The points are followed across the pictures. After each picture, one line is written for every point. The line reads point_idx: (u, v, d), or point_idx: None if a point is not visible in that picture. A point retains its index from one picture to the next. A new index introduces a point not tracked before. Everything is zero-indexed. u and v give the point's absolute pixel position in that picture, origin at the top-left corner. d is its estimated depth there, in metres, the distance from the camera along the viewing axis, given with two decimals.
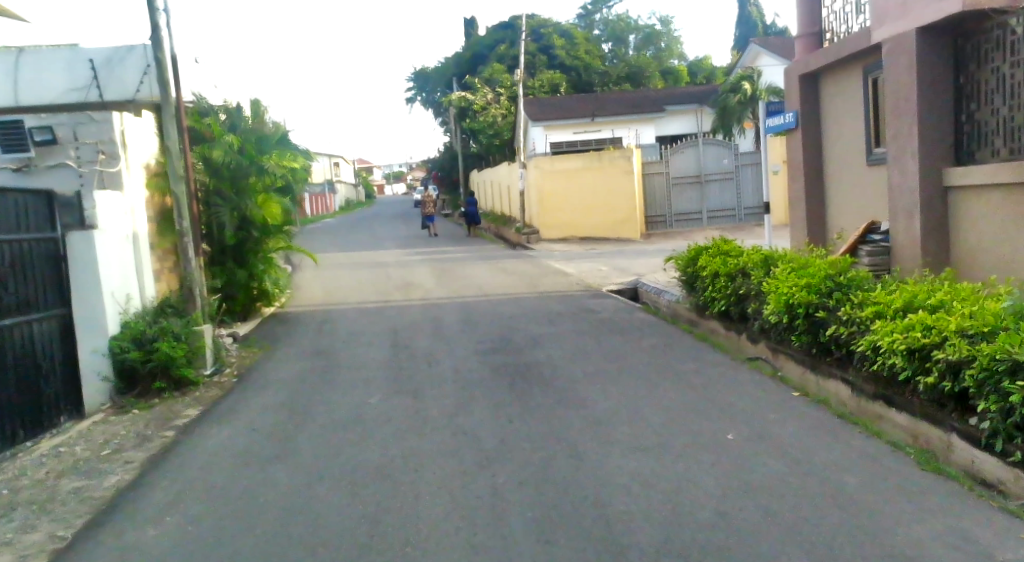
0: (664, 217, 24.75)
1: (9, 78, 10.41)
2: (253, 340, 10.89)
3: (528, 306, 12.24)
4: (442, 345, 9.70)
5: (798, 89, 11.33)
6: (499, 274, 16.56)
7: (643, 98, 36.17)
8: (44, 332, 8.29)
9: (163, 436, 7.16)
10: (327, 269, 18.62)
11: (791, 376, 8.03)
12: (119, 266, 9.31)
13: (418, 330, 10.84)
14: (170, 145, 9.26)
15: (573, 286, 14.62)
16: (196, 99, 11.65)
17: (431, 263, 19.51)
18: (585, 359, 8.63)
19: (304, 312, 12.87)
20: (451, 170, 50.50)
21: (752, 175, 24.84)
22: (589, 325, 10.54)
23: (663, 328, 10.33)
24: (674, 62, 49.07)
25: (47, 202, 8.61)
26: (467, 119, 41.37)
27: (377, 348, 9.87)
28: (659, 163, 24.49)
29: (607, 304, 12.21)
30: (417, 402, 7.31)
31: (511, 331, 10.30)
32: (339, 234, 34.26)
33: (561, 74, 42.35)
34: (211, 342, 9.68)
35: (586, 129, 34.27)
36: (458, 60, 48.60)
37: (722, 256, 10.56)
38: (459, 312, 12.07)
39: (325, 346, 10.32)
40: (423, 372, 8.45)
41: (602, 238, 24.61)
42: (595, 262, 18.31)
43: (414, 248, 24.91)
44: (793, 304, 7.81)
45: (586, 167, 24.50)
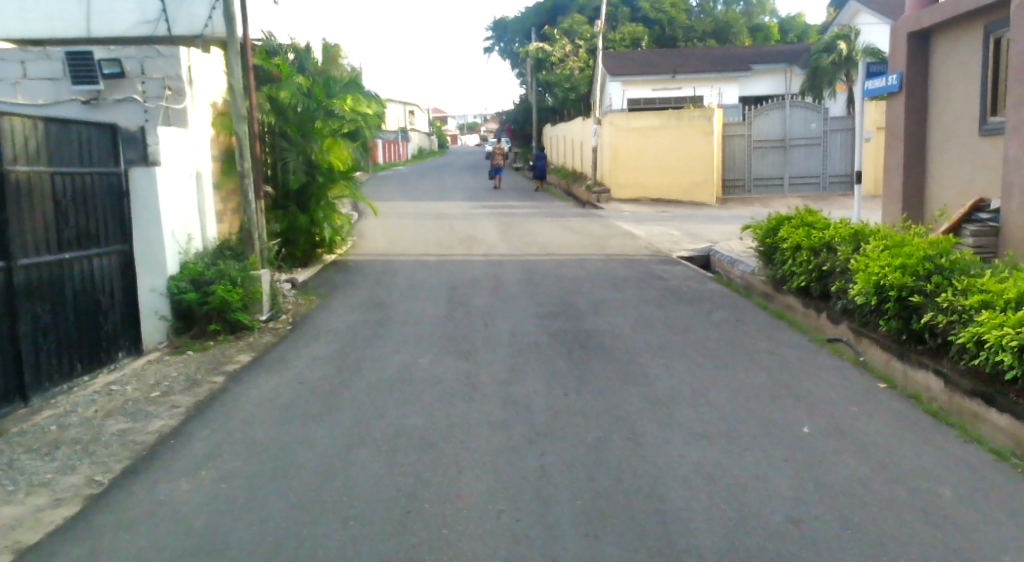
0: (742, 181, 23.73)
1: (82, 7, 10.26)
2: (311, 288, 10.75)
3: (593, 269, 11.75)
4: (501, 306, 9.34)
5: (905, 49, 10.42)
6: (566, 233, 16.08)
7: (729, 55, 34.67)
8: (105, 267, 8.21)
9: (212, 383, 6.99)
10: (392, 219, 18.45)
11: (875, 364, 7.38)
12: (180, 206, 9.20)
13: (478, 288, 10.50)
14: (235, 82, 9.02)
15: (643, 250, 14.05)
16: (265, 38, 11.38)
17: (497, 217, 19.12)
18: (651, 330, 8.14)
19: (365, 263, 12.67)
20: (525, 123, 49.76)
21: (842, 142, 23.49)
22: (657, 293, 10.01)
23: (735, 301, 9.73)
24: (765, 19, 46.87)
25: (112, 136, 8.45)
26: (544, 71, 40.52)
27: (435, 305, 9.57)
28: (742, 124, 23.40)
29: (677, 272, 11.62)
30: (469, 367, 6.97)
31: (574, 295, 9.86)
32: (409, 182, 34.14)
33: (644, 28, 40.97)
34: (267, 288, 9.45)
35: (667, 87, 33.04)
36: (539, 10, 47.55)
37: (806, 227, 9.84)
38: (522, 271, 11.68)
39: (382, 299, 10.10)
40: (480, 333, 8.12)
41: (676, 201, 23.77)
42: (667, 226, 17.61)
43: (482, 201, 24.57)
44: (884, 285, 7.14)
45: (664, 126, 23.58)
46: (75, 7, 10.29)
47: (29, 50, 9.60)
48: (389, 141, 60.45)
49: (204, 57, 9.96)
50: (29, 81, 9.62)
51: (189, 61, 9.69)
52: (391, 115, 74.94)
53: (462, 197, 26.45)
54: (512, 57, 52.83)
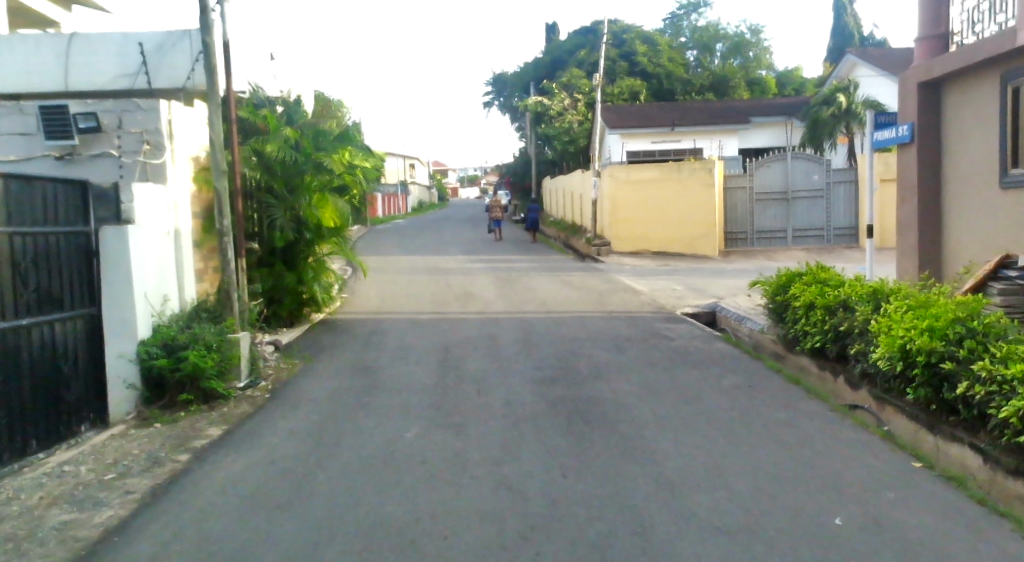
0: (745, 234, 23.33)
1: (60, 61, 9.89)
2: (294, 350, 10.18)
3: (593, 328, 11.18)
4: (495, 370, 8.77)
5: (915, 98, 10.02)
6: (564, 288, 15.57)
7: (728, 107, 34.64)
8: (66, 333, 7.63)
9: (175, 462, 6.37)
10: (386, 274, 17.96)
11: (900, 435, 6.77)
12: (155, 265, 8.66)
13: (472, 350, 9.91)
14: (215, 137, 8.57)
15: (644, 306, 13.52)
16: (251, 90, 11.01)
17: (495, 272, 18.62)
18: (657, 399, 7.54)
19: (355, 321, 12.13)
20: (524, 176, 49.72)
21: (845, 193, 23.09)
22: (661, 355, 9.43)
23: (745, 364, 9.14)
24: (763, 73, 47.16)
25: (81, 193, 7.96)
26: (542, 124, 40.52)
27: (424, 370, 8.96)
28: (743, 176, 23.09)
29: (682, 331, 11.05)
30: (458, 443, 6.38)
31: (573, 358, 9.27)
32: (406, 235, 33.78)
33: (642, 82, 41.12)
34: (247, 352, 8.86)
35: (666, 139, 32.87)
36: (537, 65, 47.90)
37: (821, 286, 9.32)
38: (518, 331, 11.10)
39: (369, 362, 9.54)
40: (472, 402, 7.52)
41: (678, 254, 23.29)
42: (669, 280, 17.08)
43: (479, 254, 24.12)
44: (910, 349, 6.55)
45: (665, 178, 23.21)
46: (53, 60, 9.93)
47: (3, 105, 9.26)
48: (389, 194, 60.47)
49: (185, 110, 9.53)
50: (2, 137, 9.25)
51: (169, 114, 9.23)
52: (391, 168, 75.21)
53: (459, 250, 26.01)
54: (511, 111, 53.05)
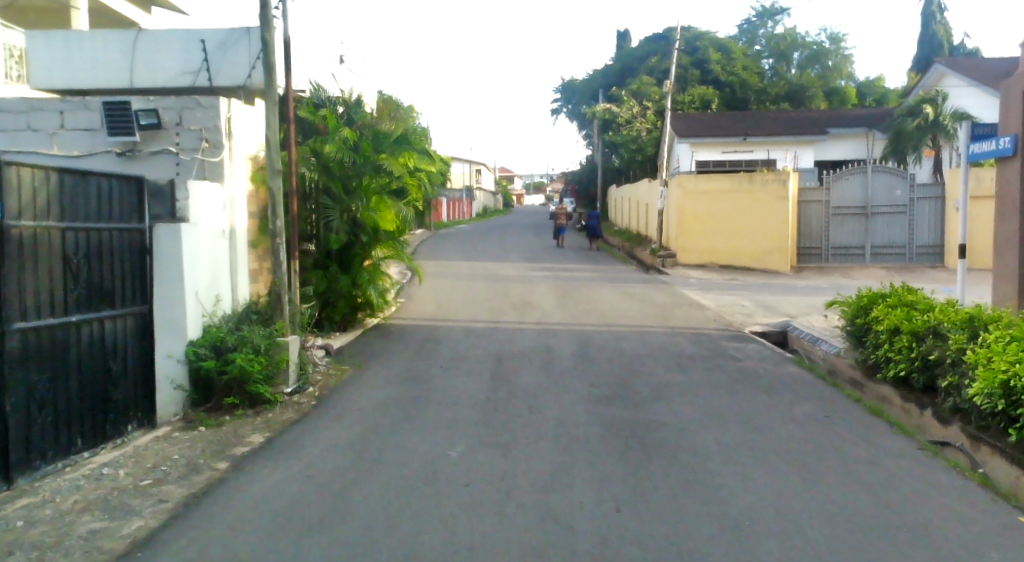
0: (820, 249, 22.36)
1: (126, 58, 9.89)
2: (345, 356, 9.95)
3: (655, 344, 10.67)
4: (550, 385, 8.37)
5: (1019, 106, 9.42)
6: (626, 300, 15.04)
7: (804, 118, 33.47)
8: (118, 331, 7.44)
9: (213, 470, 6.14)
10: (444, 279, 17.73)
11: (999, 479, 6.08)
12: (208, 265, 8.52)
13: (527, 362, 9.52)
14: (271, 135, 8.38)
15: (710, 322, 12.90)
16: (313, 89, 10.85)
17: (555, 281, 18.19)
18: (722, 425, 7.01)
19: (409, 328, 11.86)
20: (590, 184, 49.17)
21: (930, 210, 21.93)
22: (727, 376, 8.86)
23: (819, 390, 8.51)
24: (842, 83, 45.60)
25: (137, 190, 7.83)
26: (610, 131, 39.92)
27: (477, 382, 8.61)
28: (819, 189, 22.15)
29: (750, 350, 10.44)
30: (506, 465, 5.98)
31: (633, 375, 8.79)
32: (468, 240, 33.61)
33: (714, 90, 40.15)
34: (296, 357, 8.63)
35: (737, 149, 31.91)
36: (607, 72, 47.32)
37: (906, 310, 8.62)
38: (576, 343, 10.66)
39: (420, 371, 9.24)
40: (524, 420, 7.13)
41: (747, 268, 22.46)
42: (737, 295, 16.38)
43: (540, 262, 23.72)
44: (1016, 385, 5.87)
45: (736, 190, 22.41)
46: (118, 56, 9.93)
47: (69, 100, 9.13)
48: (454, 199, 60.56)
49: (245, 109, 9.40)
50: (67, 132, 9.15)
51: (229, 112, 9.11)
52: (456, 173, 75.43)
53: (520, 257, 25.67)
54: (579, 118, 52.57)
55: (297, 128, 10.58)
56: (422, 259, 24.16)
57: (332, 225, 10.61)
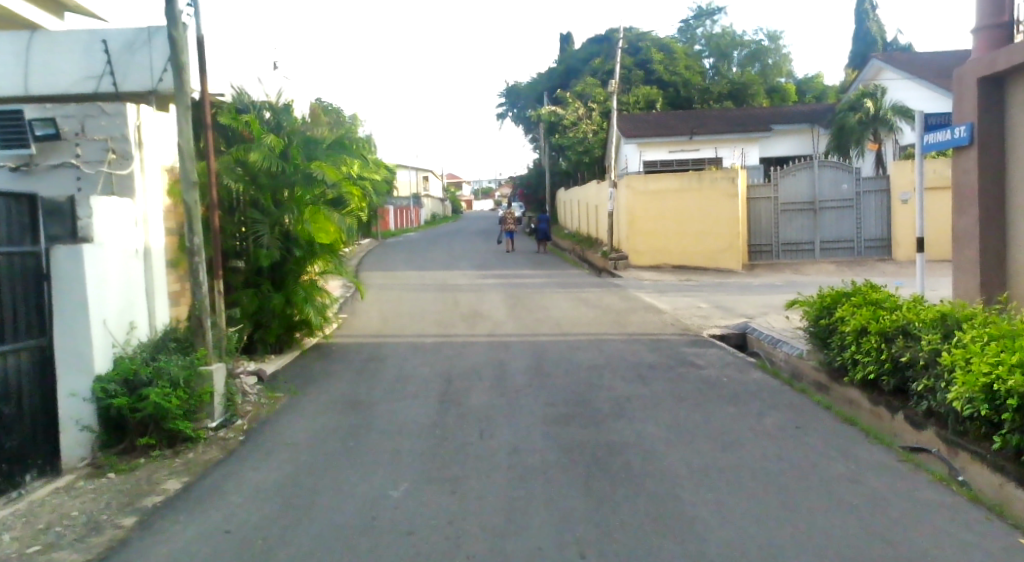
0: (770, 246, 22.21)
1: (19, 62, 8.96)
2: (279, 382, 9.16)
3: (612, 354, 10.11)
4: (502, 406, 7.73)
5: (974, 96, 8.95)
6: (579, 307, 14.50)
7: (748, 115, 33.54)
8: (10, 369, 6.53)
9: (116, 528, 5.34)
10: (390, 292, 17.01)
11: (984, 489, 5.62)
12: (118, 288, 7.64)
13: (477, 381, 8.87)
14: (182, 143, 7.53)
15: (667, 326, 12.43)
16: (235, 93, 10.01)
17: (505, 288, 17.56)
18: (690, 444, 6.45)
19: (351, 346, 11.12)
20: (537, 188, 48.79)
21: (877, 203, 21.93)
22: (690, 387, 8.33)
23: (787, 397, 8.03)
24: (782, 81, 46.09)
25: (30, 208, 6.91)
26: (556, 134, 39.56)
27: (422, 406, 7.92)
28: (767, 186, 21.98)
29: (712, 356, 9.95)
30: (455, 506, 5.33)
31: (591, 390, 8.20)
32: (416, 248, 32.84)
33: (658, 90, 40.09)
34: (221, 387, 7.79)
35: (684, 148, 31.75)
36: (551, 75, 47.02)
37: (873, 309, 8.20)
38: (529, 357, 10.04)
39: (361, 396, 8.51)
40: (474, 450, 6.47)
41: (699, 269, 22.15)
42: (692, 297, 15.97)
43: (489, 269, 23.11)
44: (999, 388, 5.41)
45: (685, 189, 22.10)
46: (10, 60, 8.98)
47: None
48: (401, 207, 59.51)
49: (157, 116, 8.54)
50: None
51: (138, 119, 8.26)
52: (402, 181, 74.33)
53: (469, 264, 25.04)
54: (525, 122, 52.15)
55: (219, 135, 9.73)
56: (367, 270, 23.30)
57: (261, 241, 9.77)
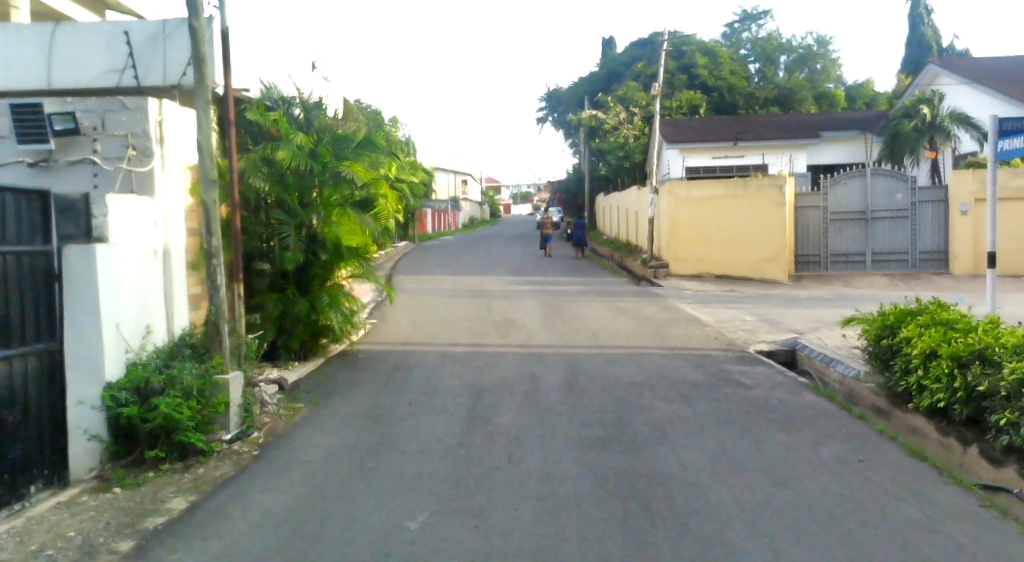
0: (818, 257, 21.37)
1: (44, 54, 8.71)
2: (302, 392, 8.75)
3: (653, 370, 9.50)
4: (533, 426, 7.20)
5: None
6: (618, 317, 13.91)
7: (796, 121, 32.58)
8: (15, 374, 6.14)
9: (111, 554, 4.92)
10: (423, 297, 16.61)
11: None
12: (134, 291, 7.26)
13: (508, 396, 8.35)
14: (202, 140, 7.14)
15: (710, 340, 11.79)
16: (265, 88, 9.65)
17: (541, 296, 17.03)
18: (739, 477, 5.85)
19: (380, 354, 10.70)
20: (576, 193, 48.20)
21: (933, 214, 20.96)
22: (738, 410, 7.71)
23: (845, 422, 7.37)
24: (831, 86, 44.87)
25: (43, 205, 6.54)
26: (596, 139, 38.95)
27: (449, 424, 7.41)
28: (816, 194, 21.13)
29: (760, 375, 9.29)
30: (478, 541, 4.82)
31: (630, 411, 7.63)
32: (453, 252, 32.47)
33: (702, 95, 39.25)
34: (237, 398, 7.37)
35: (728, 154, 30.92)
36: (592, 79, 46.44)
37: (942, 330, 7.50)
38: (564, 371, 9.50)
39: (384, 410, 8.04)
40: (501, 477, 5.95)
41: (743, 278, 21.37)
42: (736, 309, 15.26)
43: (525, 275, 22.60)
44: None
45: (729, 196, 21.33)
46: (36, 53, 8.75)
47: None
48: (439, 210, 59.31)
49: (179, 111, 8.18)
50: None
51: (160, 114, 7.91)
52: (441, 185, 74.19)
53: (506, 269, 24.56)
54: (565, 127, 51.58)
55: (247, 133, 9.38)
56: (401, 273, 22.93)
57: (287, 243, 9.36)
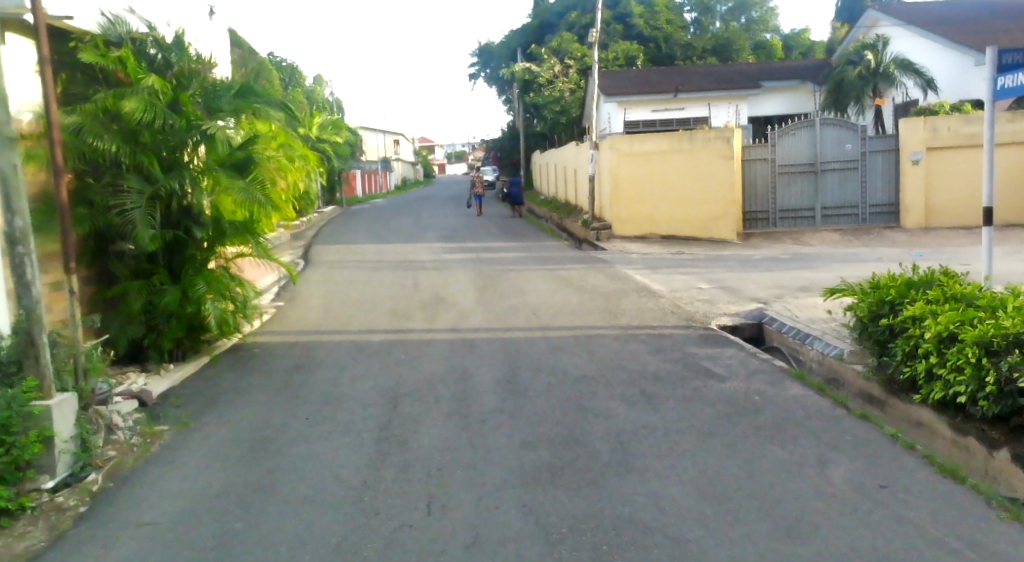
0: (767, 213, 20.21)
1: None
2: (170, 407, 6.93)
3: (606, 360, 7.96)
4: (462, 452, 5.59)
5: None
6: (561, 288, 12.40)
7: (736, 71, 31.31)
8: None
9: None
10: (341, 271, 14.77)
11: None
12: None
13: (431, 405, 6.70)
14: None
15: (667, 315, 10.36)
16: (106, 22, 7.63)
17: (475, 265, 15.39)
18: (735, 529, 4.32)
19: (280, 349, 8.94)
20: (511, 150, 46.41)
21: (883, 165, 19.94)
22: (715, 415, 6.21)
23: (846, 423, 5.96)
24: (768, 36, 43.76)
25: None
26: (530, 93, 37.17)
27: (351, 452, 5.71)
28: (764, 146, 19.85)
29: (732, 362, 7.84)
30: None
31: (585, 425, 6.05)
32: (382, 217, 30.50)
33: (639, 46, 37.71)
34: (66, 429, 5.49)
35: (667, 107, 29.54)
36: (525, 30, 44.45)
37: (959, 309, 6.13)
38: (501, 364, 7.91)
39: (272, 431, 6.31)
40: (412, 543, 4.28)
41: (690, 238, 20.08)
42: (689, 274, 13.90)
43: (459, 241, 20.91)
44: None
45: (673, 151, 19.87)
46: None
47: None
48: (370, 171, 56.76)
49: None
50: None
51: None
52: (370, 145, 71.36)
53: (438, 235, 22.80)
54: (498, 83, 49.48)
55: (86, 79, 7.45)
56: (323, 243, 20.98)
57: (134, 219, 7.35)
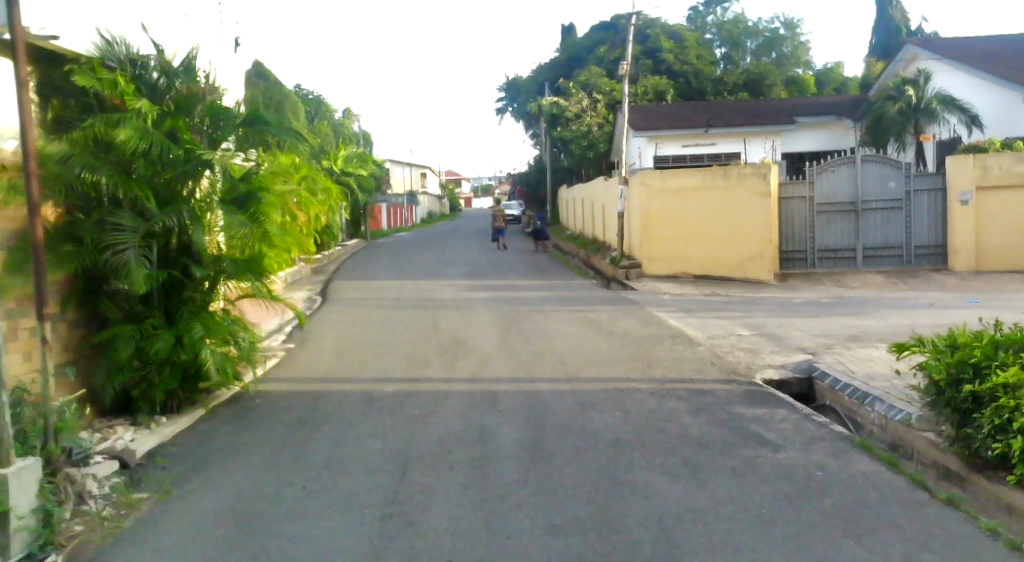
0: (805, 253, 19.30)
1: None
2: (154, 469, 6.20)
3: (642, 420, 7.14)
4: (480, 539, 4.78)
5: None
6: (590, 333, 11.59)
7: (770, 106, 30.57)
8: None
9: None
10: (357, 309, 14.09)
11: None
12: None
13: (445, 474, 5.91)
14: None
15: (706, 365, 9.51)
16: (105, 44, 7.09)
17: (498, 305, 14.65)
18: None
19: (285, 399, 8.21)
20: (538, 184, 45.89)
21: (929, 204, 18.96)
22: (773, 496, 5.35)
23: (930, 511, 5.08)
24: (800, 71, 43.03)
25: None
26: (558, 127, 36.68)
27: (350, 535, 4.92)
28: (802, 183, 19.00)
29: (785, 427, 6.96)
30: None
31: (620, 506, 5.22)
32: (406, 251, 29.92)
33: (669, 81, 37.12)
34: (25, 502, 4.75)
35: (698, 142, 28.82)
36: (553, 64, 44.21)
37: None
38: (525, 424, 7.10)
39: (263, 503, 5.55)
40: None
41: (724, 278, 19.20)
42: (726, 319, 13.04)
43: (482, 277, 20.20)
44: None
45: (706, 187, 19.11)
46: None
47: None
48: (396, 204, 56.53)
49: None
50: None
51: None
52: (396, 177, 71.56)
53: (461, 270, 22.12)
54: (525, 118, 49.15)
55: (78, 106, 6.92)
56: (343, 278, 20.35)
57: (126, 257, 6.68)
